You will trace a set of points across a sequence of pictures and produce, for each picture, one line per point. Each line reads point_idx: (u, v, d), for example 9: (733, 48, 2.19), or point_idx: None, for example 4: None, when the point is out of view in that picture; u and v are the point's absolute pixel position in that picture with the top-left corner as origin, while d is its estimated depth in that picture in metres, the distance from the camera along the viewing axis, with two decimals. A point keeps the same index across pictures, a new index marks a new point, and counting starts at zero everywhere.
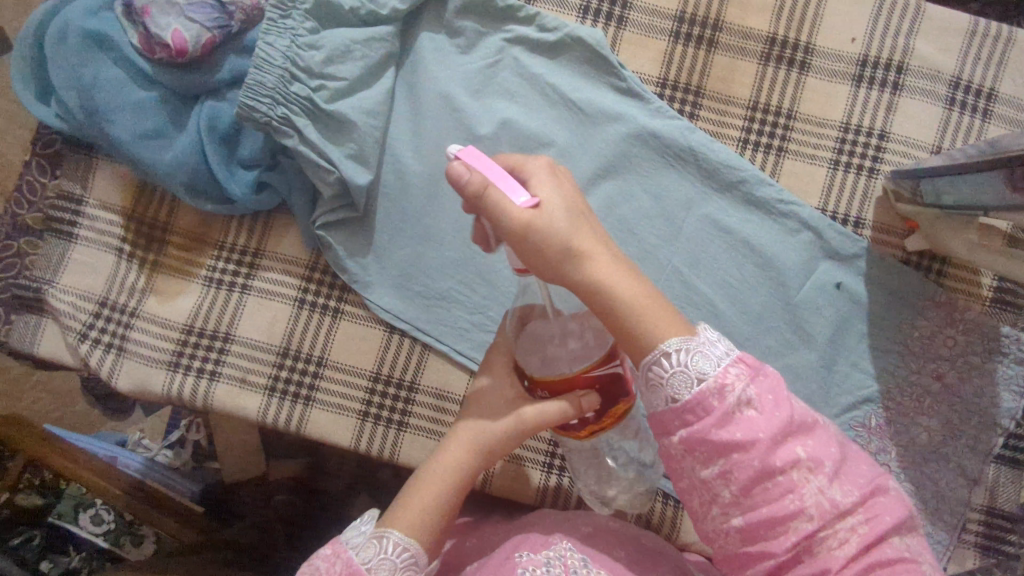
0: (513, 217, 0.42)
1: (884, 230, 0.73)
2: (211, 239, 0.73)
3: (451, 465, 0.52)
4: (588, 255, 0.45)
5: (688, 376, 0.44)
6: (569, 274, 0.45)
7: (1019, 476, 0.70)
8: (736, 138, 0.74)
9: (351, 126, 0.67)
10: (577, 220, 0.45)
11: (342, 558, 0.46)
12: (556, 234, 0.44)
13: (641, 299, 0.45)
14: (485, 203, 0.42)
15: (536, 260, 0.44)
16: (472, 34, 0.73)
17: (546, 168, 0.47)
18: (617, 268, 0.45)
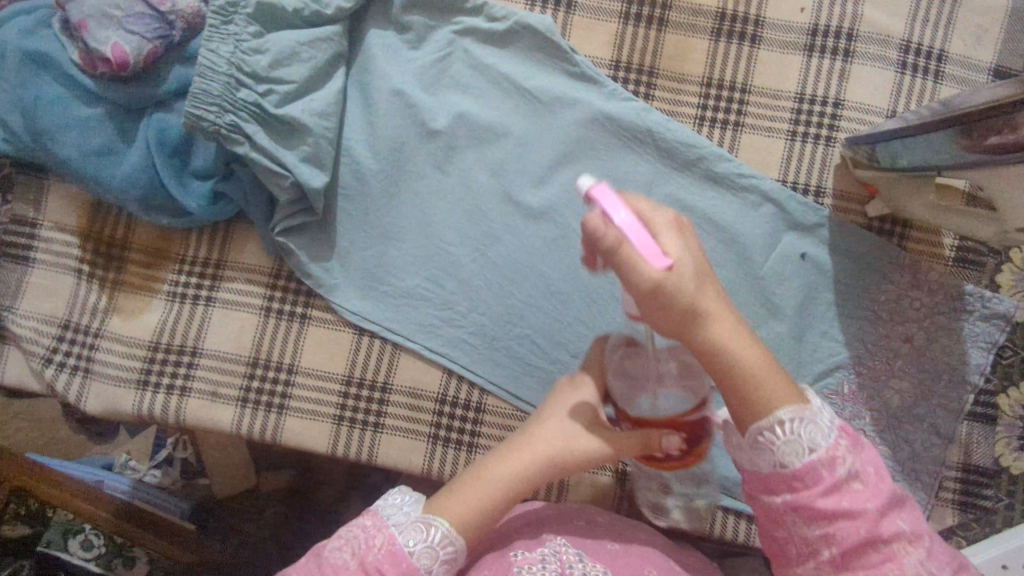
0: (645, 276, 0.40)
1: (844, 197, 0.73)
2: (172, 253, 0.72)
3: (504, 475, 0.51)
4: (709, 318, 0.45)
5: (798, 446, 0.45)
6: (690, 332, 0.45)
7: (992, 431, 0.71)
8: (693, 115, 0.74)
9: (303, 128, 0.65)
10: (703, 281, 0.45)
11: (384, 533, 0.47)
12: (682, 298, 0.43)
13: (756, 367, 0.46)
14: (618, 260, 0.40)
15: (660, 321, 0.44)
16: (422, 28, 0.72)
17: (672, 223, 0.44)
18: (735, 333, 0.46)
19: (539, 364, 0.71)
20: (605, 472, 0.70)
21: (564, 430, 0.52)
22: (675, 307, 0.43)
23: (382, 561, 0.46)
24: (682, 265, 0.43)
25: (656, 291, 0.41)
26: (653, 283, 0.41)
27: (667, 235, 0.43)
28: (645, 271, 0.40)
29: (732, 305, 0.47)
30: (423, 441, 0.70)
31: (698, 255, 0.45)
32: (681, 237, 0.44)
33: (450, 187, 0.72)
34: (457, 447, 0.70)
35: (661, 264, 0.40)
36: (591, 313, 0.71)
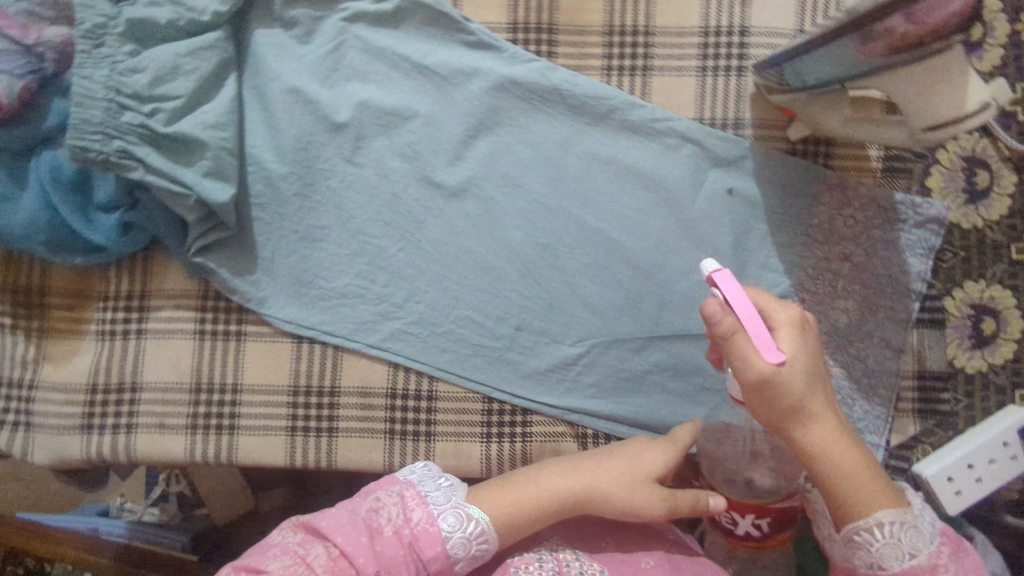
0: (757, 370, 0.46)
1: (764, 125, 0.72)
2: (93, 292, 0.70)
3: (556, 487, 0.57)
4: (813, 420, 0.50)
5: (898, 550, 0.49)
6: (796, 429, 0.50)
7: (942, 335, 0.71)
8: (599, 66, 0.72)
9: (197, 143, 0.63)
10: (812, 383, 0.49)
11: (422, 508, 0.54)
12: (790, 397, 0.48)
13: (854, 467, 0.50)
14: (731, 348, 0.47)
15: (768, 414, 0.49)
16: (309, 21, 0.70)
17: (791, 324, 0.49)
18: (838, 436, 0.50)
19: (484, 343, 0.70)
20: (566, 438, 0.70)
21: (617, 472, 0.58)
22: (780, 405, 0.48)
23: (421, 534, 0.52)
24: (795, 364, 0.48)
25: (764, 384, 0.47)
26: (762, 375, 0.46)
27: (785, 335, 0.49)
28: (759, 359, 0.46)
29: (836, 407, 0.51)
30: (380, 437, 0.70)
31: (814, 356, 0.50)
32: (798, 339, 0.49)
33: (365, 179, 0.70)
34: (414, 439, 0.70)
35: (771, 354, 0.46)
36: (527, 283, 0.70)
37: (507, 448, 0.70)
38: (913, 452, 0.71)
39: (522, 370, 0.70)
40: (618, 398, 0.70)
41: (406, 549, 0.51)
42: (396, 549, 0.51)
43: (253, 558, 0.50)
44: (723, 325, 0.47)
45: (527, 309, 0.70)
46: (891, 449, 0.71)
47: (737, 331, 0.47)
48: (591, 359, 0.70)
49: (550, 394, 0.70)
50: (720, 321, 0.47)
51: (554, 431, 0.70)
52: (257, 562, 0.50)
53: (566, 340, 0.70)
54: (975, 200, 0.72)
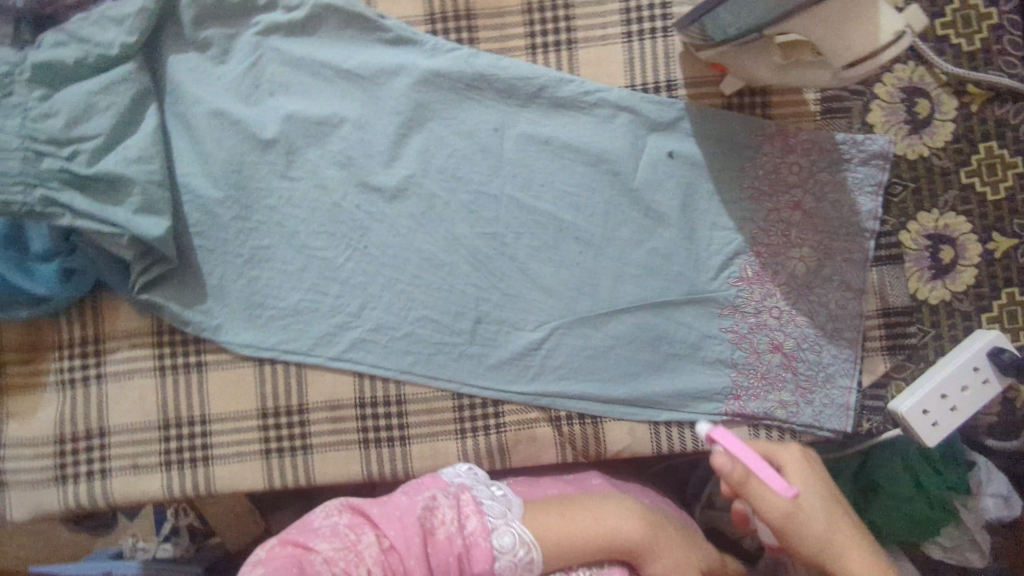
0: (777, 507, 0.55)
1: (697, 83, 0.71)
2: (47, 343, 0.70)
3: (620, 528, 0.58)
4: (844, 552, 0.55)
5: None
6: (827, 561, 0.55)
7: (902, 270, 0.71)
8: (523, 46, 0.71)
9: (123, 180, 0.62)
10: (833, 519, 0.55)
11: (476, 517, 0.56)
12: (813, 531, 0.55)
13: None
14: (749, 490, 0.56)
15: (798, 549, 0.55)
16: (222, 40, 0.68)
17: (796, 455, 0.59)
18: (872, 566, 0.54)
19: (444, 340, 0.70)
20: (540, 423, 0.70)
21: (678, 539, 0.61)
22: (804, 538, 0.55)
23: (478, 534, 0.55)
24: (811, 502, 0.56)
25: (786, 519, 0.55)
26: (781, 510, 0.55)
27: (794, 468, 0.58)
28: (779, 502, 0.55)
29: (867, 537, 0.56)
30: (356, 448, 0.69)
31: (831, 493, 0.57)
32: (806, 470, 0.58)
33: (303, 192, 0.69)
34: (390, 445, 0.69)
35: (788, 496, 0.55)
36: (479, 274, 0.70)
37: (483, 441, 0.69)
38: (888, 391, 0.70)
39: (487, 362, 0.70)
40: (587, 377, 0.70)
41: (455, 556, 0.53)
42: (446, 556, 0.53)
43: (303, 535, 0.54)
44: (737, 472, 0.56)
45: (483, 300, 0.70)
46: (865, 390, 0.71)
47: (747, 474, 0.56)
48: (555, 342, 0.70)
49: (519, 382, 0.70)
50: (733, 469, 0.56)
51: (528, 418, 0.70)
52: (306, 539, 0.53)
53: (526, 326, 0.70)
54: (918, 130, 0.72)
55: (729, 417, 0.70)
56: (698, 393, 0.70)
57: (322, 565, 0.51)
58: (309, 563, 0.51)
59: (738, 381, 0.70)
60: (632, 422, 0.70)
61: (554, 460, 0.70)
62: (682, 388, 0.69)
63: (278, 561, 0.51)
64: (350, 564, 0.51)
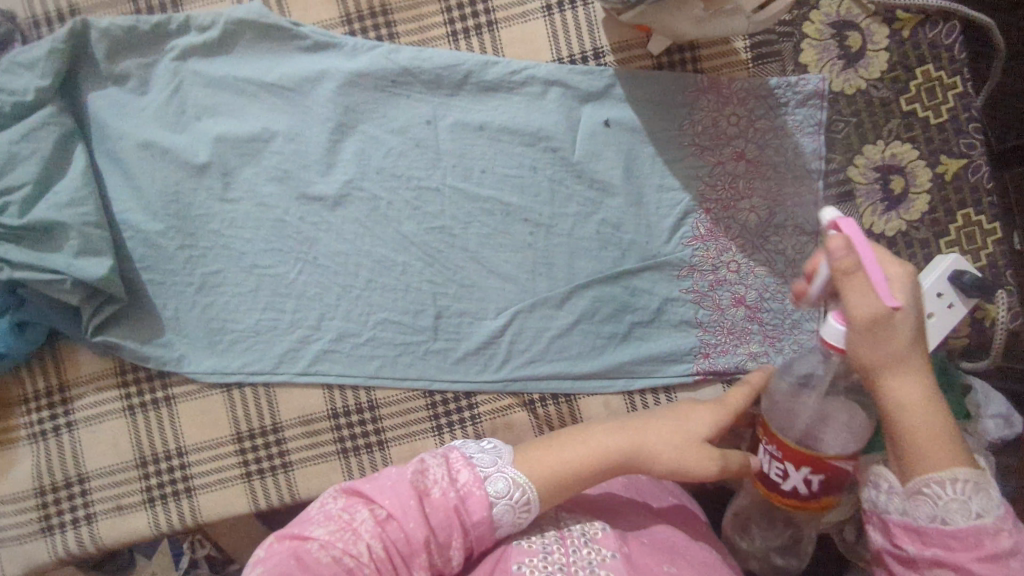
0: (870, 308, 0.43)
1: (623, 47, 0.70)
2: (13, 399, 0.69)
3: (606, 443, 0.53)
4: (907, 367, 0.44)
5: (960, 506, 0.41)
6: (886, 373, 0.44)
7: (854, 207, 0.71)
8: (444, 35, 0.70)
9: (58, 225, 0.62)
10: (915, 332, 0.45)
11: (468, 467, 0.50)
12: (896, 336, 0.44)
13: (928, 424, 0.44)
14: (848, 285, 0.43)
15: (859, 353, 0.44)
16: (140, 70, 0.68)
17: (908, 270, 0.45)
18: (928, 396, 0.44)
19: (407, 341, 0.69)
20: (515, 409, 0.69)
21: (669, 429, 0.54)
22: (878, 344, 0.43)
23: (470, 484, 0.49)
24: (906, 308, 0.44)
25: (874, 320, 0.43)
26: (873, 312, 0.43)
27: (901, 277, 0.45)
28: (867, 301, 0.43)
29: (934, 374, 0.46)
30: (335, 459, 0.69)
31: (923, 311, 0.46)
32: (912, 280, 0.45)
33: (244, 213, 0.68)
34: (368, 452, 0.69)
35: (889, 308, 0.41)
36: (433, 269, 0.69)
37: (461, 433, 0.69)
38: None
39: (454, 356, 0.69)
40: (556, 357, 0.69)
41: (452, 513, 0.48)
42: (442, 514, 0.48)
43: (298, 526, 0.48)
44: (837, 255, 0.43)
45: (440, 295, 0.69)
46: None
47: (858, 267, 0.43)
48: (518, 326, 0.69)
49: (488, 371, 0.69)
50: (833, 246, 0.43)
51: (502, 405, 0.69)
52: (302, 531, 0.47)
53: (487, 315, 0.69)
54: (852, 63, 0.71)
55: (700, 376, 0.68)
56: (667, 356, 0.69)
57: (320, 551, 0.45)
58: (305, 554, 0.45)
59: (704, 340, 0.69)
60: (607, 395, 0.69)
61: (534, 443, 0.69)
62: (651, 354, 0.68)
63: (277, 558, 0.45)
64: (348, 544, 0.46)
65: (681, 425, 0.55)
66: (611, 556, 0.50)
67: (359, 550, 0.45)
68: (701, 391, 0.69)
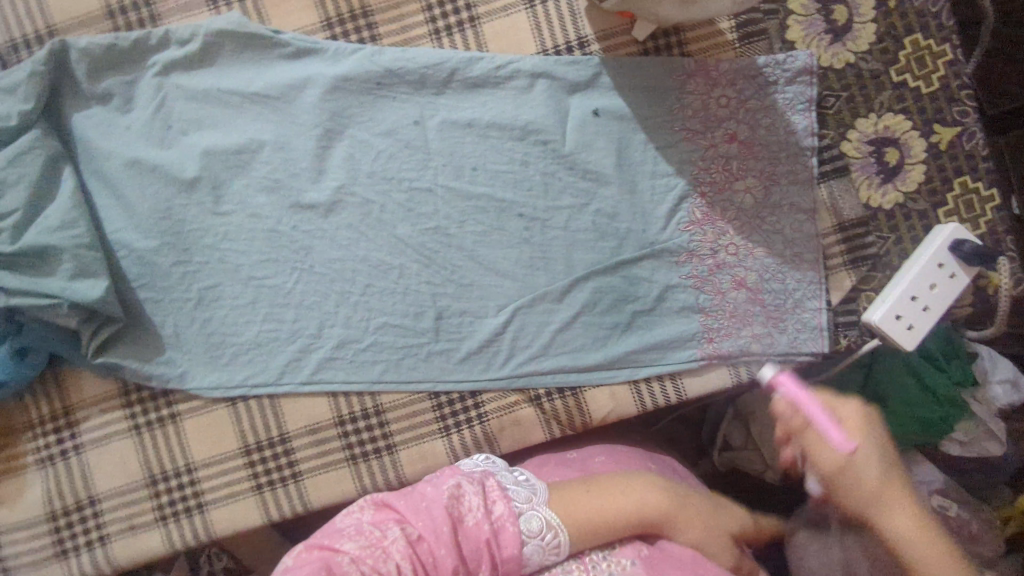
0: (830, 455, 0.55)
1: (607, 35, 0.69)
2: (19, 424, 0.69)
3: (647, 500, 0.55)
4: (892, 507, 0.53)
5: None
6: (877, 513, 0.53)
7: (850, 181, 0.70)
8: (426, 33, 0.69)
9: (51, 249, 0.61)
10: (889, 477, 0.54)
11: (504, 502, 0.52)
12: (870, 483, 0.53)
13: (930, 548, 0.51)
14: (807, 441, 0.56)
15: (852, 499, 0.54)
16: (122, 88, 0.67)
17: (863, 415, 0.56)
18: (917, 521, 0.52)
19: (410, 343, 0.69)
20: (521, 405, 0.69)
21: (698, 507, 0.57)
22: (862, 489, 0.54)
23: (506, 520, 0.51)
24: (867, 457, 0.54)
25: (843, 472, 0.54)
26: (840, 464, 0.54)
27: (862, 428, 0.55)
28: (829, 453, 0.55)
29: (918, 501, 0.54)
30: (345, 466, 0.69)
31: (896, 463, 0.55)
32: (870, 428, 0.55)
33: (237, 225, 0.68)
34: (377, 457, 0.68)
35: (846, 450, 0.54)
36: (431, 269, 0.69)
37: (470, 432, 0.68)
38: (860, 305, 0.70)
39: (456, 356, 0.69)
40: (559, 351, 0.68)
41: (486, 545, 0.49)
42: (475, 544, 0.49)
43: (328, 537, 0.51)
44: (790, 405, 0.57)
45: (440, 295, 0.69)
46: (837, 308, 0.70)
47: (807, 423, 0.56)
48: (520, 323, 0.69)
49: (492, 369, 0.69)
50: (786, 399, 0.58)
51: (509, 402, 0.69)
52: (332, 542, 0.50)
53: (488, 313, 0.69)
54: (840, 37, 0.70)
55: (705, 361, 0.68)
56: (670, 343, 0.68)
57: (350, 565, 0.48)
58: (336, 566, 0.48)
59: (708, 325, 0.68)
60: (613, 386, 0.68)
61: (543, 438, 0.69)
62: (654, 343, 0.68)
63: (310, 567, 0.48)
64: (378, 562, 0.48)
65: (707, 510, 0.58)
66: (631, 564, 0.53)
67: (388, 569, 0.47)
68: (707, 377, 0.69)
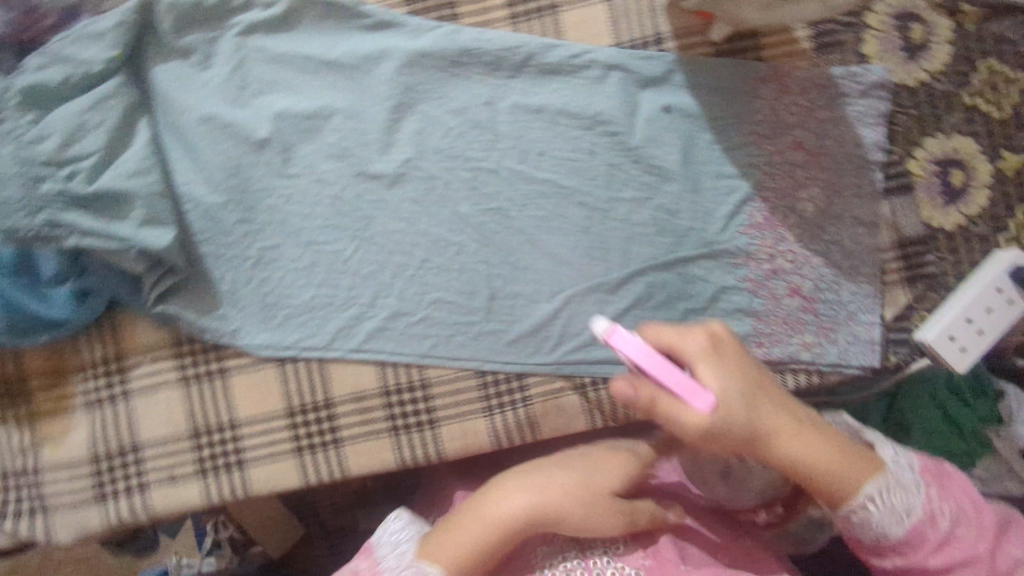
0: (688, 414, 0.48)
1: (684, 34, 0.70)
2: (70, 365, 0.70)
3: (513, 509, 0.52)
4: (777, 431, 0.51)
5: (901, 517, 0.52)
6: (760, 447, 0.51)
7: (913, 200, 0.70)
8: (505, 17, 0.70)
9: (124, 194, 0.63)
10: (753, 400, 0.50)
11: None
12: (740, 423, 0.50)
13: (827, 455, 0.52)
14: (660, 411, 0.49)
15: (732, 446, 0.50)
16: (204, 45, 0.68)
17: (706, 347, 0.51)
18: (804, 432, 0.52)
19: (462, 321, 0.69)
20: (566, 392, 0.69)
21: (576, 483, 0.54)
22: (737, 432, 0.50)
23: None
24: (726, 397, 0.49)
25: (709, 427, 0.49)
26: (703, 423, 0.48)
27: (708, 363, 0.50)
28: (683, 413, 0.48)
29: (792, 408, 0.53)
30: (386, 436, 0.69)
31: (753, 383, 0.51)
32: (719, 358, 0.50)
33: (302, 189, 0.69)
34: (419, 430, 0.69)
35: (700, 408, 0.48)
36: (491, 250, 0.69)
37: (513, 414, 0.69)
38: (913, 322, 0.70)
39: (506, 338, 0.69)
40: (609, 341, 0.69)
41: None
42: None
43: None
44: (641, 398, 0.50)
45: (496, 275, 0.69)
46: (890, 324, 0.70)
47: (655, 396, 0.49)
48: (571, 311, 0.69)
49: (539, 353, 0.69)
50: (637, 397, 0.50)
51: (553, 388, 0.69)
52: None
53: (541, 298, 0.69)
54: (915, 56, 0.70)
55: None
56: None
57: None
58: None
59: (760, 329, 0.68)
60: None
61: (584, 427, 0.69)
62: None
63: None
64: None
65: (587, 479, 0.55)
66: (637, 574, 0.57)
67: None
68: None
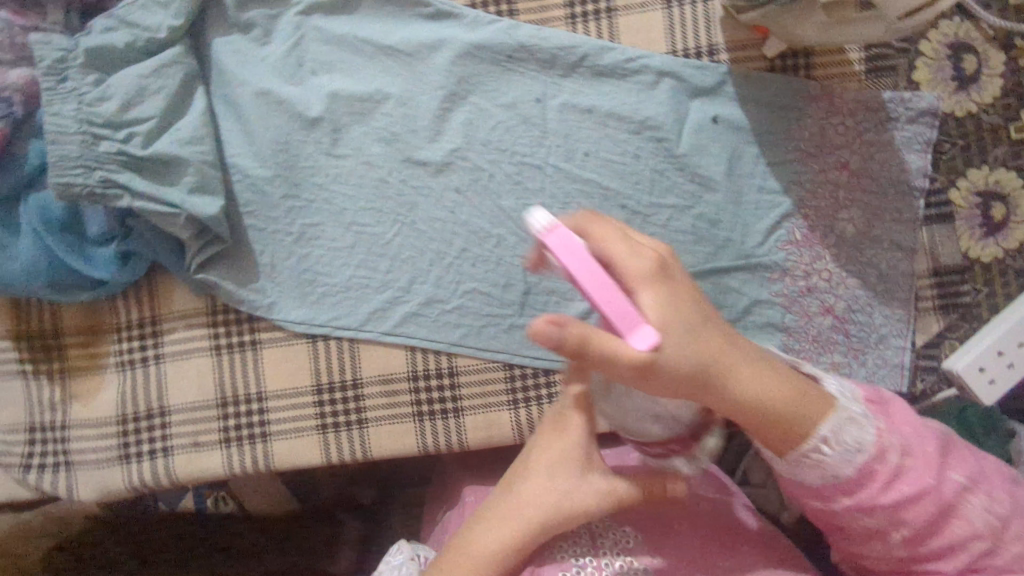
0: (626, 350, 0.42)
1: (738, 46, 0.70)
2: (106, 325, 0.71)
3: (502, 537, 0.50)
4: (723, 370, 0.47)
5: (853, 454, 0.49)
6: (706, 391, 0.47)
7: (952, 229, 0.71)
8: (562, 17, 0.71)
9: (177, 160, 0.64)
10: (695, 333, 0.45)
11: None
12: (683, 363, 0.45)
13: (780, 397, 0.49)
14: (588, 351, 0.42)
15: (676, 388, 0.46)
16: (265, 21, 0.69)
17: (648, 270, 0.44)
18: (751, 365, 0.49)
19: (497, 313, 0.70)
20: None
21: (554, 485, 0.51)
22: (681, 371, 0.45)
23: None
24: (669, 333, 0.44)
25: (649, 364, 0.43)
26: (645, 363, 0.42)
27: (650, 287, 0.44)
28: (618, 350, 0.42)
29: (739, 345, 0.49)
30: (410, 421, 0.70)
31: (696, 319, 0.46)
32: (664, 286, 0.44)
33: (349, 170, 0.70)
34: (444, 417, 0.70)
35: (639, 346, 0.42)
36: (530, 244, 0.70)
37: (538, 409, 0.69)
38: (942, 350, 0.70)
39: None
40: None
41: None
42: None
43: None
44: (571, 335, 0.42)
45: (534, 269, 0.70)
46: (919, 350, 0.70)
47: (588, 331, 0.42)
48: None
49: None
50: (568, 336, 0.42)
51: None
52: None
53: (576, 297, 0.70)
54: (965, 87, 0.71)
55: None
56: None
57: None
58: None
59: (790, 345, 0.69)
60: None
61: None
62: None
63: None
64: None
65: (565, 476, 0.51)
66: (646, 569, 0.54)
67: None
68: None
